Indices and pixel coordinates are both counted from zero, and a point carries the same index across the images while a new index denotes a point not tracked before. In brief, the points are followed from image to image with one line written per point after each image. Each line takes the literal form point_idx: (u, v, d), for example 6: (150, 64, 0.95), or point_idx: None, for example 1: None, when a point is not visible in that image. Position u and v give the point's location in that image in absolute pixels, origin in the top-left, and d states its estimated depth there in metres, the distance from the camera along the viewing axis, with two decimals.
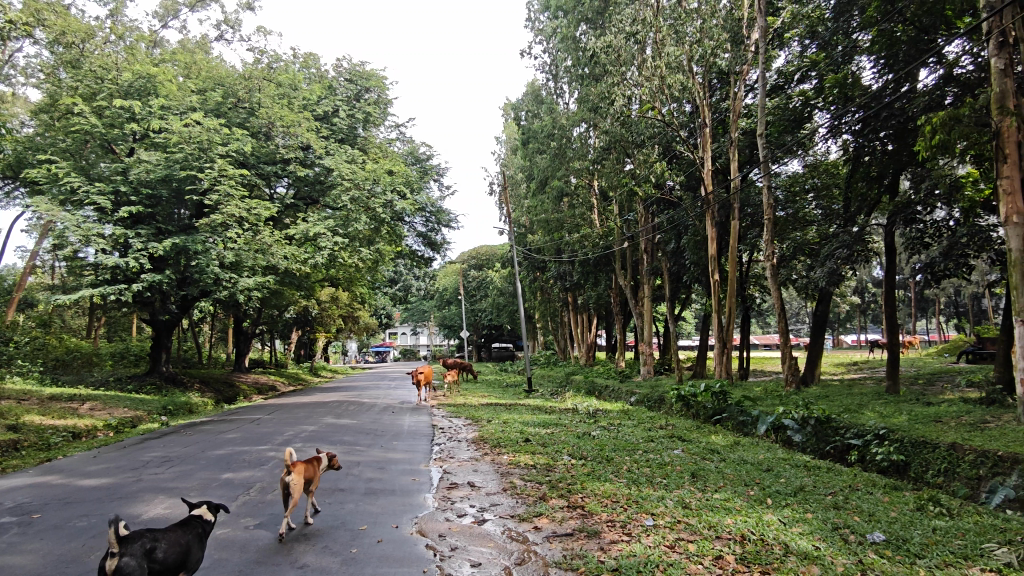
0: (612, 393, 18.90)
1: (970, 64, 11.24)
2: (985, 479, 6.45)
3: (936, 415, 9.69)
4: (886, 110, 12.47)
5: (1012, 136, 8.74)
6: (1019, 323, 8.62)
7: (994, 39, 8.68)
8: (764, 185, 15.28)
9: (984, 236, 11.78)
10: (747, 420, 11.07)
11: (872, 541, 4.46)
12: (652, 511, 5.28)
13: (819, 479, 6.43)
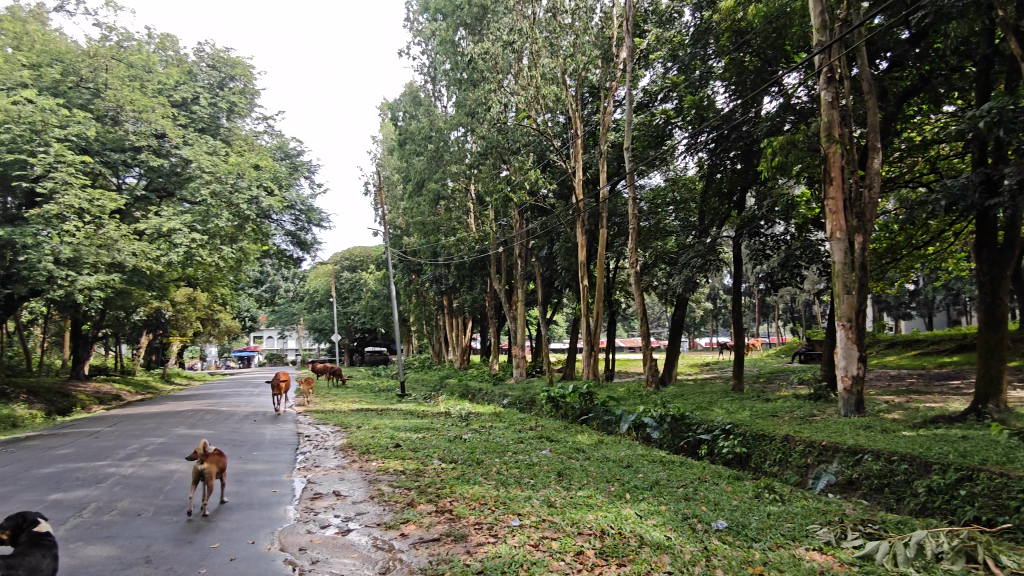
0: (485, 396, 19.05)
1: (805, 96, 12.60)
2: (812, 467, 7.21)
3: (773, 410, 10.71)
4: (736, 132, 13.66)
5: (836, 161, 9.89)
6: (841, 327, 9.71)
7: (824, 74, 9.77)
8: (629, 196, 16.13)
9: (815, 250, 13.19)
10: (611, 420, 11.62)
11: (715, 528, 4.83)
12: (518, 512, 5.38)
13: (673, 472, 6.89)
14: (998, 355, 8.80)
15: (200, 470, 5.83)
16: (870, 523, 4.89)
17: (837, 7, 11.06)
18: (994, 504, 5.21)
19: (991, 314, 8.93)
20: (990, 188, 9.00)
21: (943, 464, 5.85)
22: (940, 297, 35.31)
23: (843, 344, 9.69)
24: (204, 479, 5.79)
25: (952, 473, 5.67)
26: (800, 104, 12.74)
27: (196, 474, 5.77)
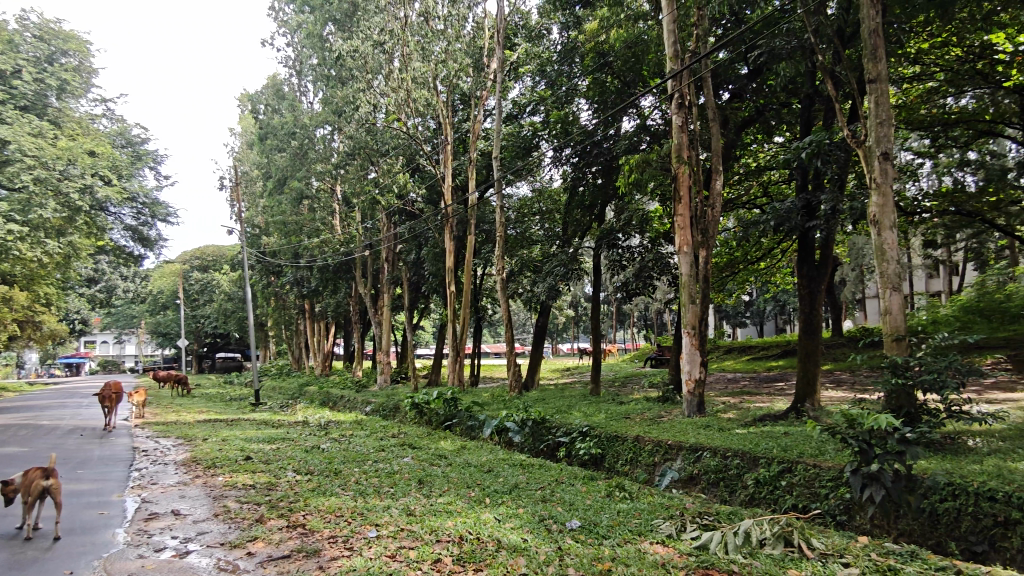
0: (347, 404, 18.42)
1: (659, 119, 13.55)
2: (659, 465, 7.72)
3: (626, 412, 11.33)
4: (597, 148, 14.38)
5: (685, 181, 10.70)
6: (687, 333, 10.48)
7: (676, 100, 10.56)
8: (497, 204, 16.38)
9: (665, 261, 14.14)
10: (474, 425, 11.72)
11: (569, 528, 5.00)
12: (376, 522, 5.25)
13: (532, 476, 7.06)
14: (814, 359, 9.93)
15: (44, 489, 5.43)
16: (707, 515, 5.32)
17: (687, 38, 12.01)
18: (809, 491, 5.86)
19: (809, 323, 10.04)
20: (810, 211, 10.13)
21: (768, 457, 6.47)
22: (770, 307, 39.31)
23: (687, 350, 10.45)
24: (50, 498, 5.41)
25: (776, 465, 6.30)
26: (654, 125, 13.66)
27: (39, 491, 5.37)
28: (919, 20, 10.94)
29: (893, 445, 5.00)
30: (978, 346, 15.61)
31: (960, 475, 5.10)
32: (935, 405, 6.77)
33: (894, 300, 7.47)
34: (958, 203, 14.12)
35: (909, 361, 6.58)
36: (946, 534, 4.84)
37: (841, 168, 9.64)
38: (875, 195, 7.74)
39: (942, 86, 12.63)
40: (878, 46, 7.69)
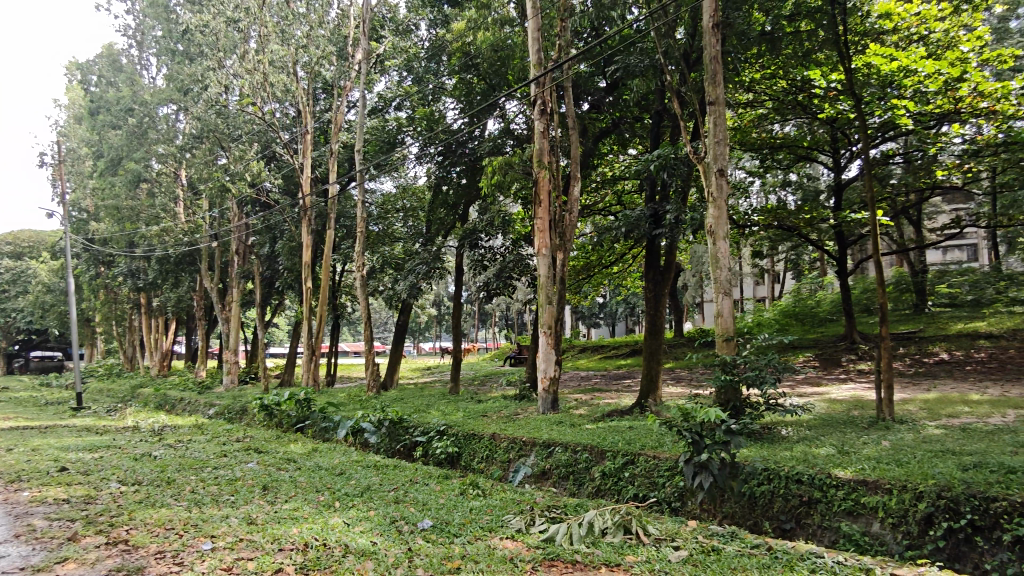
0: (187, 407, 16.97)
1: (522, 124, 13.89)
2: (513, 461, 7.88)
3: (483, 411, 11.46)
4: (461, 148, 14.44)
5: (544, 185, 11.04)
6: (543, 333, 10.80)
7: (538, 107, 10.87)
8: (359, 199, 15.86)
9: (525, 263, 14.49)
10: (328, 426, 11.27)
11: (420, 528, 4.96)
12: (211, 534, 4.87)
13: (386, 477, 6.92)
14: (657, 358, 10.65)
15: None
16: (554, 507, 5.54)
17: (550, 48, 12.42)
18: (649, 481, 6.24)
19: (653, 325, 10.74)
20: (657, 220, 10.84)
21: (614, 450, 6.85)
22: (621, 309, 41.74)
23: (544, 349, 10.78)
24: None
25: (620, 458, 6.67)
26: (517, 130, 14.00)
27: None
28: (752, 53, 12.14)
29: (719, 434, 5.50)
30: (793, 346, 17.60)
31: (773, 460, 5.70)
32: (756, 399, 7.53)
33: (725, 304, 8.21)
34: (781, 218, 15.75)
35: (735, 360, 7.27)
36: (762, 514, 5.38)
37: (683, 180, 10.43)
38: (711, 208, 8.44)
39: (770, 114, 14.14)
40: (717, 71, 8.42)
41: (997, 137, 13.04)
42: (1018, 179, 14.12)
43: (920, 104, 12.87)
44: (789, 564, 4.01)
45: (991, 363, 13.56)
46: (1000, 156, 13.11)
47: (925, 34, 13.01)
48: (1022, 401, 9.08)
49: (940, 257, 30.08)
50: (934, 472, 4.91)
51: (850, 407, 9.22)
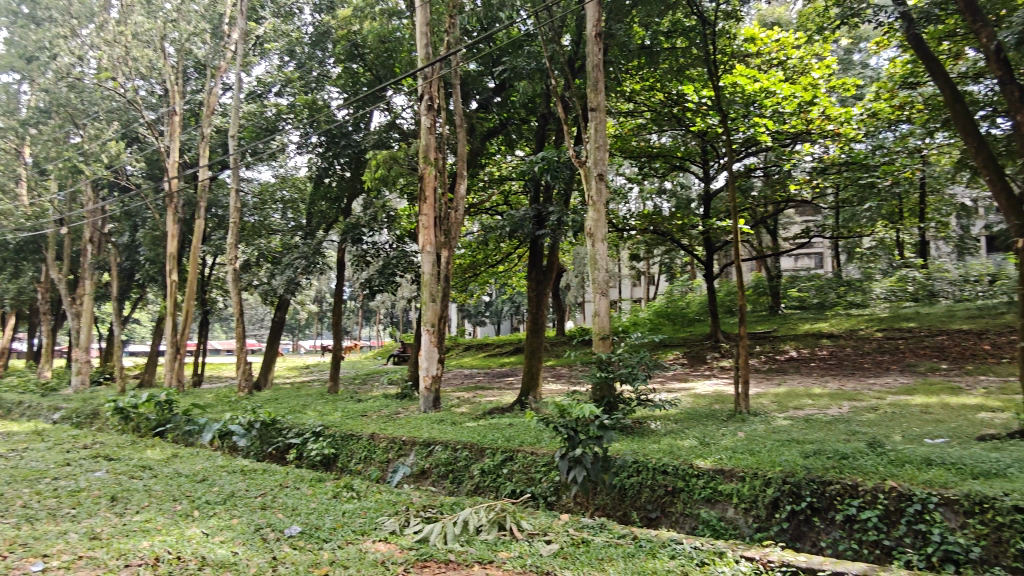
0: (24, 411, 15.14)
1: (408, 118, 13.66)
2: (392, 462, 7.71)
3: (362, 410, 11.15)
4: (344, 139, 13.94)
5: (430, 182, 10.92)
6: (426, 331, 10.66)
7: (425, 102, 10.75)
8: (232, 187, 14.85)
9: (409, 260, 14.27)
10: (192, 430, 10.48)
11: (287, 535, 4.73)
12: (45, 553, 4.37)
13: (253, 482, 6.53)
14: (538, 356, 10.86)
15: None
16: (430, 507, 5.50)
17: (439, 43, 12.31)
18: (526, 476, 6.35)
19: (536, 323, 10.95)
20: (540, 221, 11.06)
21: (493, 448, 6.89)
22: (506, 307, 42.33)
23: (426, 347, 10.66)
24: None
25: (498, 455, 6.73)
26: (404, 124, 13.79)
27: None
28: (633, 65, 12.66)
29: (592, 430, 5.69)
30: (664, 345, 18.65)
31: (642, 453, 6.00)
32: (629, 394, 7.89)
33: (602, 304, 8.51)
34: (656, 223, 16.79)
35: (610, 357, 7.59)
36: (630, 505, 5.64)
37: (566, 183, 10.70)
38: (591, 211, 8.73)
39: (648, 124, 14.91)
40: (599, 80, 8.73)
41: (839, 157, 14.58)
42: (856, 196, 15.83)
43: (778, 123, 14.08)
44: (652, 551, 4.23)
45: (831, 360, 15.10)
46: (842, 173, 14.82)
47: (783, 59, 14.18)
48: (854, 394, 10.18)
49: (792, 264, 33.08)
50: (780, 460, 5.38)
51: (712, 401, 9.91)
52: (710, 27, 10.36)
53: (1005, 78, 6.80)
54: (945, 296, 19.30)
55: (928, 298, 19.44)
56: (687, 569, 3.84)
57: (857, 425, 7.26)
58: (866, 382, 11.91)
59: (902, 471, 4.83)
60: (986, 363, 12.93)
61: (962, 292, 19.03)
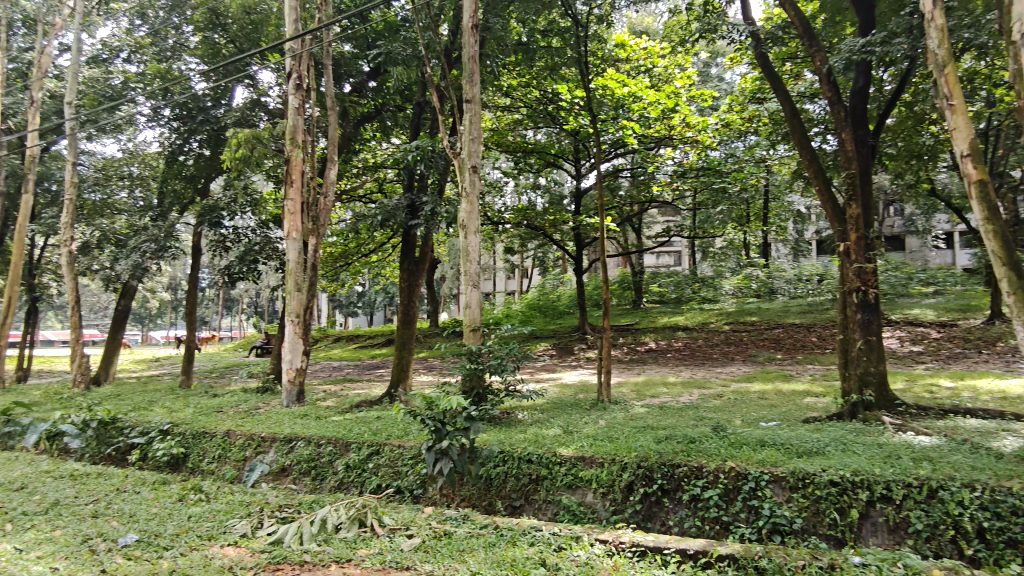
0: None
1: (275, 96, 12.89)
2: (249, 460, 7.27)
3: (218, 406, 10.43)
4: (202, 114, 12.86)
5: (297, 165, 10.34)
6: (290, 322, 10.14)
7: (293, 80, 10.15)
8: (68, 159, 13.26)
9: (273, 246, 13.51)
10: (12, 430, 9.28)
11: (121, 545, 4.32)
12: None
13: (84, 488, 5.88)
14: (408, 348, 10.71)
15: None
16: (287, 507, 5.26)
17: (309, 19, 11.71)
18: (392, 470, 6.24)
19: (407, 314, 10.78)
20: (413, 210, 10.89)
21: (359, 442, 6.71)
22: (380, 298, 41.46)
23: (290, 339, 10.16)
24: None
25: (364, 449, 6.56)
26: (271, 103, 12.98)
27: None
28: (510, 60, 12.79)
29: (460, 422, 5.60)
30: (534, 336, 19.13)
31: (508, 443, 6.10)
32: (498, 385, 8.00)
33: (473, 296, 8.55)
34: (529, 218, 17.16)
35: (480, 349, 7.66)
36: (496, 494, 5.73)
37: (440, 173, 10.61)
38: (465, 202, 8.70)
39: (523, 120, 15.17)
40: (474, 72, 8.70)
41: (697, 162, 15.57)
42: (710, 200, 17.11)
43: (644, 128, 14.84)
44: (512, 539, 4.31)
45: (685, 351, 16.25)
46: (699, 177, 15.85)
47: (650, 67, 14.82)
48: (703, 382, 11.03)
49: (653, 261, 35.19)
50: (636, 446, 5.68)
51: (576, 391, 10.31)
52: (583, 29, 10.72)
53: (834, 99, 7.58)
54: (782, 293, 21.43)
55: (768, 294, 21.49)
56: (545, 554, 3.95)
57: (704, 411, 7.87)
58: (714, 371, 12.94)
59: (740, 453, 5.28)
60: (813, 353, 14.51)
61: (796, 290, 21.24)
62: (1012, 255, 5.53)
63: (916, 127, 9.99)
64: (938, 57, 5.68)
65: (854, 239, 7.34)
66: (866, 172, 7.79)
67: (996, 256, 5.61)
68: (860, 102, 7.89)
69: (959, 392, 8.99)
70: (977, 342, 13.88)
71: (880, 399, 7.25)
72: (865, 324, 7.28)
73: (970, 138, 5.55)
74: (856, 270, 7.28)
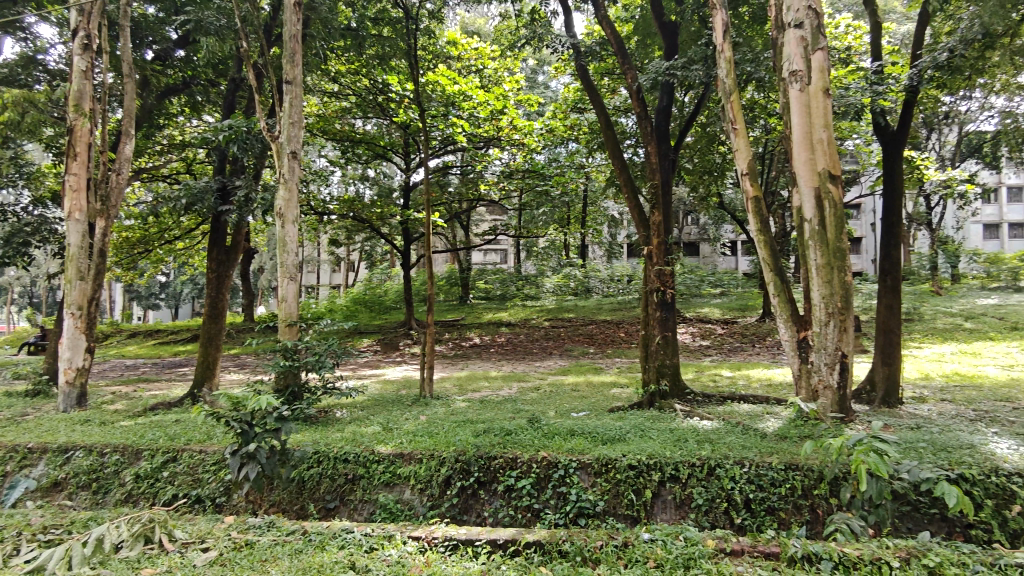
0: None
1: (55, 54, 11.11)
2: (11, 475, 6.20)
3: None
4: None
5: (82, 136, 9.00)
6: (69, 315, 8.83)
7: (80, 39, 8.77)
8: None
9: (49, 228, 11.68)
10: None
11: None
12: None
13: None
14: (215, 343, 9.86)
15: None
16: (53, 528, 4.57)
17: None
18: (191, 479, 5.69)
19: (214, 307, 9.94)
20: (224, 195, 10.04)
21: (153, 449, 6.04)
22: (187, 289, 37.73)
23: (69, 335, 8.87)
24: None
25: (159, 457, 5.92)
26: (50, 62, 11.18)
27: None
28: (338, 44, 12.27)
29: (270, 423, 5.11)
30: (358, 331, 18.59)
31: (323, 443, 5.84)
32: (315, 383, 7.65)
33: (290, 289, 8.09)
34: (355, 210, 16.59)
35: (297, 346, 7.26)
36: (308, 497, 5.48)
37: (256, 156, 9.87)
38: (282, 190, 8.17)
39: (352, 108, 14.66)
40: (296, 52, 8.20)
41: (523, 164, 16.30)
42: (534, 201, 17.88)
43: (473, 127, 15.03)
44: (320, 544, 4.13)
45: (507, 346, 16.78)
46: (524, 179, 16.65)
47: (480, 67, 15.17)
48: (522, 376, 11.48)
49: (480, 258, 35.99)
50: (455, 440, 5.74)
51: (399, 386, 10.22)
52: (414, 22, 10.61)
53: (643, 114, 8.24)
54: (597, 291, 23.00)
55: (584, 293, 22.95)
56: (355, 558, 3.83)
57: (522, 404, 8.19)
58: (533, 365, 13.53)
59: (552, 443, 5.57)
60: (620, 347, 15.74)
61: (609, 289, 22.90)
62: (776, 263, 6.45)
63: (709, 146, 11.25)
64: (725, 85, 6.41)
65: (656, 244, 8.06)
66: (667, 183, 8.58)
67: (766, 263, 6.48)
68: (664, 120, 8.68)
69: (736, 380, 10.31)
70: (752, 337, 16.01)
71: (673, 389, 8.07)
72: (663, 320, 8.04)
73: (748, 159, 6.36)
74: (657, 271, 7.99)
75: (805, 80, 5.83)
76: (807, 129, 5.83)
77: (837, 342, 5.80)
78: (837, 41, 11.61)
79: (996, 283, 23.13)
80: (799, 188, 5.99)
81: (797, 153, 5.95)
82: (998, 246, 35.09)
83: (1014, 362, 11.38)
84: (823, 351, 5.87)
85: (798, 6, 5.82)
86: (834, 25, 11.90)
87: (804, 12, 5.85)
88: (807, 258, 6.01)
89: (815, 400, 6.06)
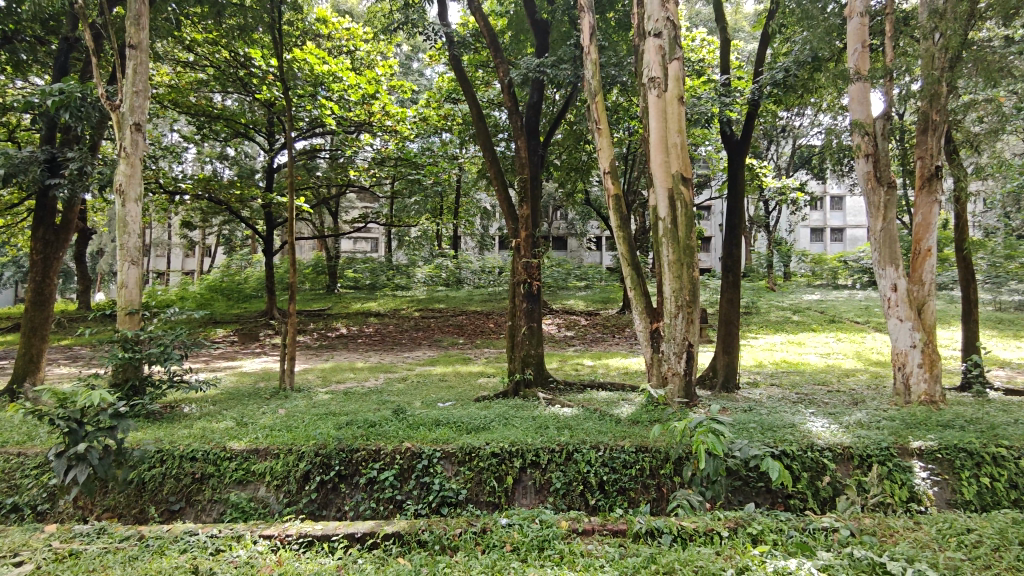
0: None
1: None
2: None
3: None
4: None
5: None
6: None
7: None
8: None
9: None
10: None
11: None
12: None
13: None
14: (40, 335, 8.77)
15: None
16: None
17: None
18: (6, 486, 5.04)
19: (40, 294, 8.84)
20: (54, 168, 8.93)
21: None
22: (9, 272, 33.29)
23: None
24: None
25: None
26: None
27: None
28: (194, 11, 11.31)
29: (104, 420, 4.61)
30: (212, 321, 17.40)
31: (167, 440, 5.41)
32: (160, 377, 7.06)
33: (131, 274, 7.37)
34: (211, 190, 15.38)
35: (138, 336, 6.67)
36: (149, 500, 5.07)
37: (92, 125, 8.85)
38: (122, 164, 7.39)
39: (209, 81, 13.61)
40: (142, 14, 7.40)
41: (394, 152, 15.98)
42: (406, 189, 17.61)
43: (342, 110, 14.46)
44: (159, 550, 3.83)
45: (375, 337, 16.45)
46: (396, 167, 16.14)
47: (351, 49, 14.66)
48: (388, 367, 11.31)
49: (350, 246, 34.97)
50: (315, 434, 5.54)
51: (257, 379, 9.71)
52: None
53: (514, 108, 8.36)
54: (468, 283, 23.18)
55: (455, 284, 23.02)
56: (198, 561, 3.59)
57: (387, 395, 8.07)
58: (401, 356, 13.40)
59: (416, 433, 5.53)
60: (488, 338, 15.99)
61: (480, 280, 23.16)
62: (634, 259, 6.83)
63: (577, 144, 11.65)
64: (591, 86, 6.67)
65: (523, 236, 8.24)
66: (535, 177, 8.80)
67: (623, 258, 6.85)
68: (533, 115, 8.87)
69: (595, 369, 10.81)
70: (612, 328, 16.88)
71: (536, 377, 8.33)
72: (529, 311, 8.25)
73: (610, 158, 6.68)
74: (524, 263, 8.16)
75: (662, 88, 6.22)
76: (662, 133, 6.22)
77: (684, 332, 6.27)
78: (694, 53, 12.47)
79: (819, 282, 26.08)
80: (654, 188, 6.39)
81: (653, 155, 6.34)
82: (821, 248, 39.59)
83: (830, 351, 12.91)
84: (672, 341, 6.31)
85: (657, 16, 6.19)
86: (690, 38, 12.76)
87: (662, 22, 6.22)
88: (659, 253, 6.42)
89: (663, 386, 6.50)
